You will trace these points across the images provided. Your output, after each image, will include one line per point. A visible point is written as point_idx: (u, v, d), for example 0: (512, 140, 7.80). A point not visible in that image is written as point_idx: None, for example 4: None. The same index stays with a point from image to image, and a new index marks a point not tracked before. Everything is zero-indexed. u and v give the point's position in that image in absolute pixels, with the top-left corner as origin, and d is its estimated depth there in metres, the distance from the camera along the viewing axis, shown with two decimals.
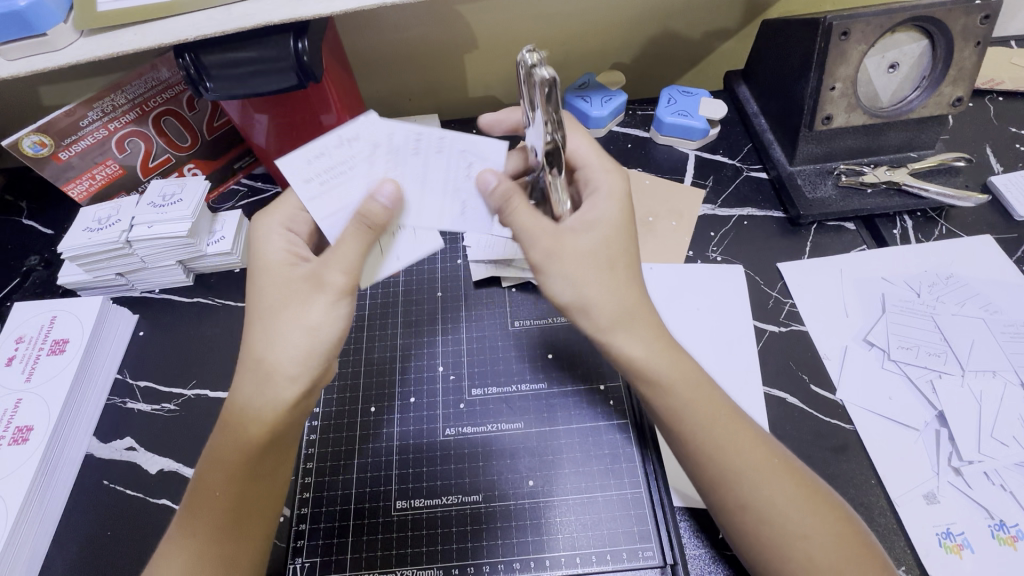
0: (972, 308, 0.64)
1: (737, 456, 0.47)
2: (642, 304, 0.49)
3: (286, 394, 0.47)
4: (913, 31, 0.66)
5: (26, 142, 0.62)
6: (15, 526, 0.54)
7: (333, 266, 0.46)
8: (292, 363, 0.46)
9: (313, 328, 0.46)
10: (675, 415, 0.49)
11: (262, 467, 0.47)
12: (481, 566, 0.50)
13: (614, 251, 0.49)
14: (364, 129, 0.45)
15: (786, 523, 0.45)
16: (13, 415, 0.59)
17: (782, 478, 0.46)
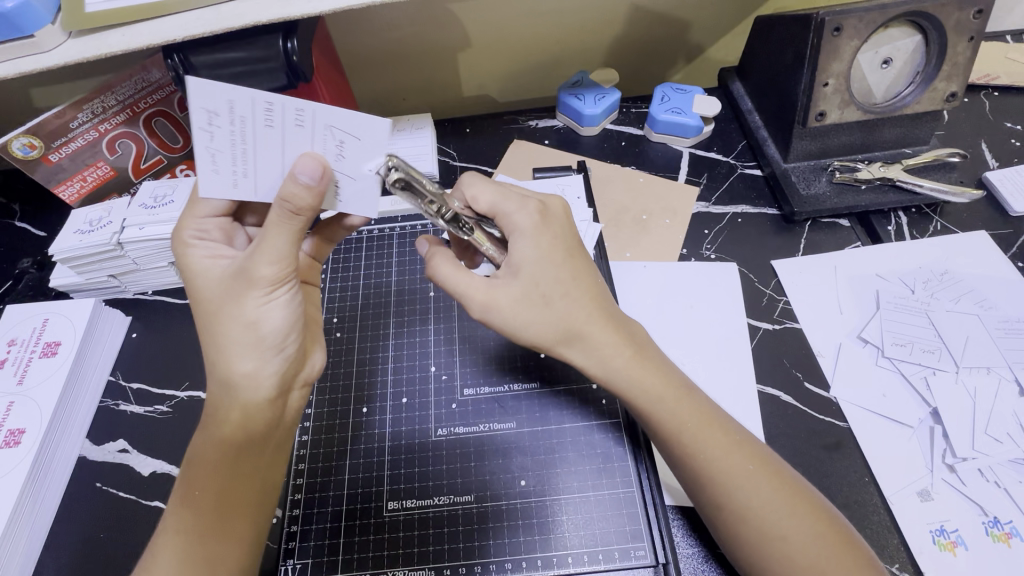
0: (966, 304, 0.64)
1: (705, 451, 0.47)
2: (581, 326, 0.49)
3: (257, 391, 0.47)
4: (907, 26, 0.65)
5: (15, 144, 0.61)
6: (8, 530, 0.54)
7: (261, 259, 0.45)
8: (238, 362, 0.46)
9: (253, 321, 0.46)
10: (661, 417, 0.49)
11: (240, 469, 0.47)
12: (474, 566, 0.50)
13: (546, 285, 0.49)
14: (210, 100, 0.40)
15: (777, 532, 0.45)
16: (5, 418, 0.59)
17: (761, 479, 0.46)
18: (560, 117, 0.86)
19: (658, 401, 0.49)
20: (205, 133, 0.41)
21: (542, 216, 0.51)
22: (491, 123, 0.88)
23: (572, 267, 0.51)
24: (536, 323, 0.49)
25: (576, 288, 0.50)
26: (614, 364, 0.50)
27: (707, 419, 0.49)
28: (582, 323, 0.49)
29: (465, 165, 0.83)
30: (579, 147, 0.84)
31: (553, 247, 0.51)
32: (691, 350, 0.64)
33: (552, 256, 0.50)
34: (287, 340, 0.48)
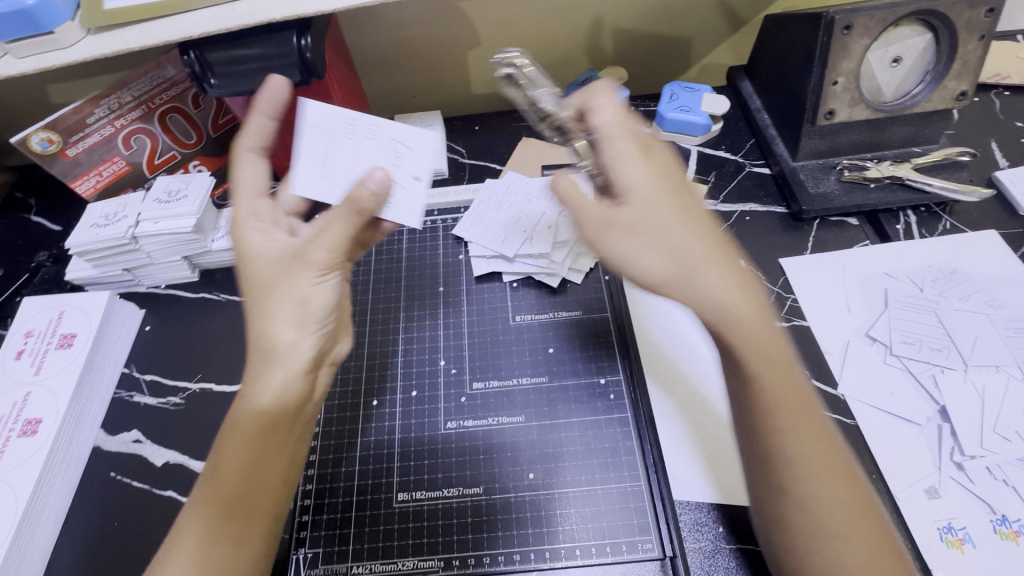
0: (975, 303, 0.64)
1: (784, 433, 0.44)
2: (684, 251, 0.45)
3: (289, 372, 0.47)
4: (917, 25, 0.65)
5: (34, 139, 0.62)
6: (24, 516, 0.55)
7: (319, 244, 0.48)
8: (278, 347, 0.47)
9: (303, 299, 0.48)
10: (763, 386, 0.44)
11: (269, 452, 0.46)
12: (483, 557, 0.50)
13: (654, 216, 0.45)
14: (313, 113, 0.51)
15: (816, 508, 0.43)
16: (23, 408, 0.60)
17: (839, 480, 0.43)
18: None
19: (755, 365, 0.44)
20: (304, 140, 0.50)
21: (646, 146, 0.49)
22: (500, 121, 0.89)
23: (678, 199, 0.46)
24: (642, 253, 0.45)
25: (681, 216, 0.46)
26: (727, 305, 0.44)
27: (802, 400, 0.45)
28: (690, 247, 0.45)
29: (474, 162, 0.84)
30: None
31: (665, 181, 0.47)
32: None
33: (656, 182, 0.47)
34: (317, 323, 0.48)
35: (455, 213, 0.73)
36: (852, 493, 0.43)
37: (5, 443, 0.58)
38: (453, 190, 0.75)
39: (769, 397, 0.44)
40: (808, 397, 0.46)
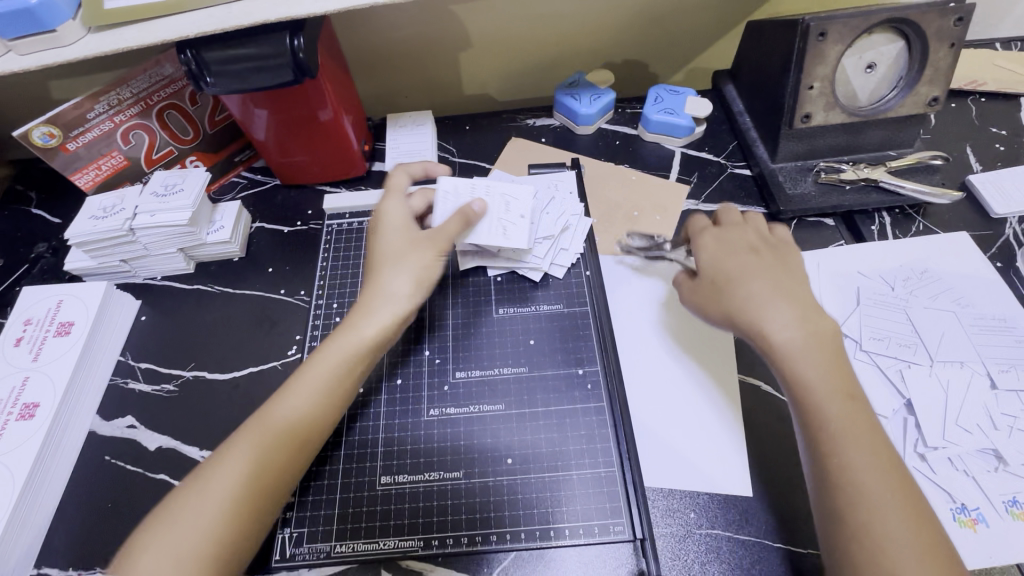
0: (944, 301, 0.66)
1: (852, 467, 0.46)
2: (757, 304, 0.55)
3: (320, 390, 0.54)
4: (889, 33, 0.68)
5: (36, 133, 0.64)
6: (21, 496, 0.57)
7: (446, 231, 0.62)
8: (316, 370, 0.55)
9: (425, 269, 0.61)
10: (830, 418, 0.49)
11: (278, 458, 0.50)
12: (462, 538, 0.52)
13: (730, 277, 0.58)
14: (446, 184, 0.68)
15: (885, 535, 0.43)
16: (21, 392, 0.62)
17: (901, 515, 0.44)
18: (557, 116, 0.89)
19: (829, 400, 0.49)
20: (442, 200, 0.66)
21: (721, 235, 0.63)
22: (491, 121, 0.91)
23: (771, 270, 0.58)
24: (711, 306, 0.59)
25: (760, 279, 0.57)
26: (795, 343, 0.53)
27: (877, 438, 0.48)
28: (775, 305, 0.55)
29: (464, 161, 0.86)
30: (575, 145, 0.87)
31: (749, 253, 0.60)
32: None
33: (727, 250, 0.61)
34: (359, 359, 0.56)
35: None
36: (920, 536, 0.43)
37: (3, 427, 0.60)
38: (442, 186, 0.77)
39: (842, 430, 0.48)
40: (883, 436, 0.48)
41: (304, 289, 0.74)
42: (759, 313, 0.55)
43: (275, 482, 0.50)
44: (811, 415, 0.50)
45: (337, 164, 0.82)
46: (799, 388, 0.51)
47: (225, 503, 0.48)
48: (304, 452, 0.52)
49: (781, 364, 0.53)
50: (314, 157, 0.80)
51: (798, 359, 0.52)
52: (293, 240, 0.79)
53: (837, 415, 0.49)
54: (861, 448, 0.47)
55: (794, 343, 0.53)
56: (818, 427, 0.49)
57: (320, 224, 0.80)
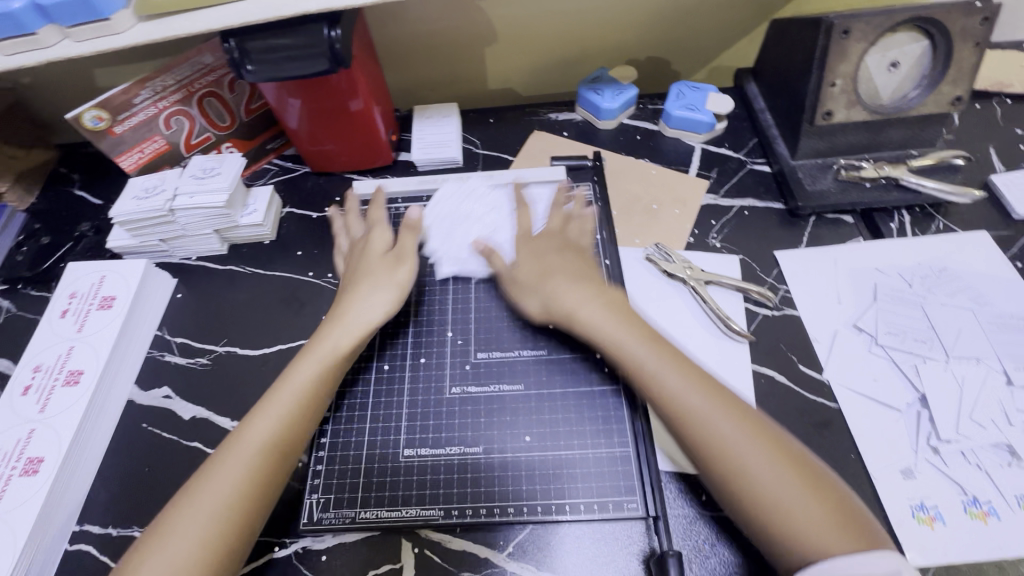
0: (961, 299, 0.66)
1: (743, 458, 0.49)
2: (609, 326, 0.59)
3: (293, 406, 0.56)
4: (913, 32, 0.68)
5: (86, 116, 0.68)
6: (67, 456, 0.60)
7: (407, 250, 0.68)
8: (287, 391, 0.57)
9: (398, 285, 0.65)
10: (707, 425, 0.51)
11: (264, 471, 0.53)
12: (480, 509, 0.55)
13: (556, 288, 0.63)
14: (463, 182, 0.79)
15: (801, 518, 0.46)
16: (66, 360, 0.66)
17: (807, 492, 0.48)
18: (579, 111, 0.91)
19: (703, 405, 0.52)
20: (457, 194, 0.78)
21: (534, 246, 0.68)
22: (514, 115, 0.93)
23: (577, 267, 0.65)
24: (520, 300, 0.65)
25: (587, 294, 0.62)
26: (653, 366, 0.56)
27: (758, 428, 0.51)
28: (602, 320, 0.59)
29: (487, 153, 0.88)
30: (596, 139, 0.88)
31: (573, 270, 0.65)
32: (688, 335, 0.67)
33: (549, 263, 0.65)
34: (310, 390, 0.58)
35: None
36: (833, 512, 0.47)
37: (50, 392, 0.64)
38: (468, 176, 0.81)
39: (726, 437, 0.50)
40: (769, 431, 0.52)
41: (332, 272, 0.77)
42: (593, 319, 0.60)
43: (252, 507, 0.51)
44: (696, 431, 0.52)
45: (364, 154, 0.84)
46: (670, 407, 0.53)
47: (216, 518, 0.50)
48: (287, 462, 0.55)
49: (651, 387, 0.55)
50: (343, 146, 0.82)
51: (666, 377, 0.54)
52: (323, 224, 0.82)
53: (725, 421, 0.51)
54: (744, 443, 0.50)
55: (652, 366, 0.55)
56: (705, 440, 0.51)
57: (347, 210, 0.83)
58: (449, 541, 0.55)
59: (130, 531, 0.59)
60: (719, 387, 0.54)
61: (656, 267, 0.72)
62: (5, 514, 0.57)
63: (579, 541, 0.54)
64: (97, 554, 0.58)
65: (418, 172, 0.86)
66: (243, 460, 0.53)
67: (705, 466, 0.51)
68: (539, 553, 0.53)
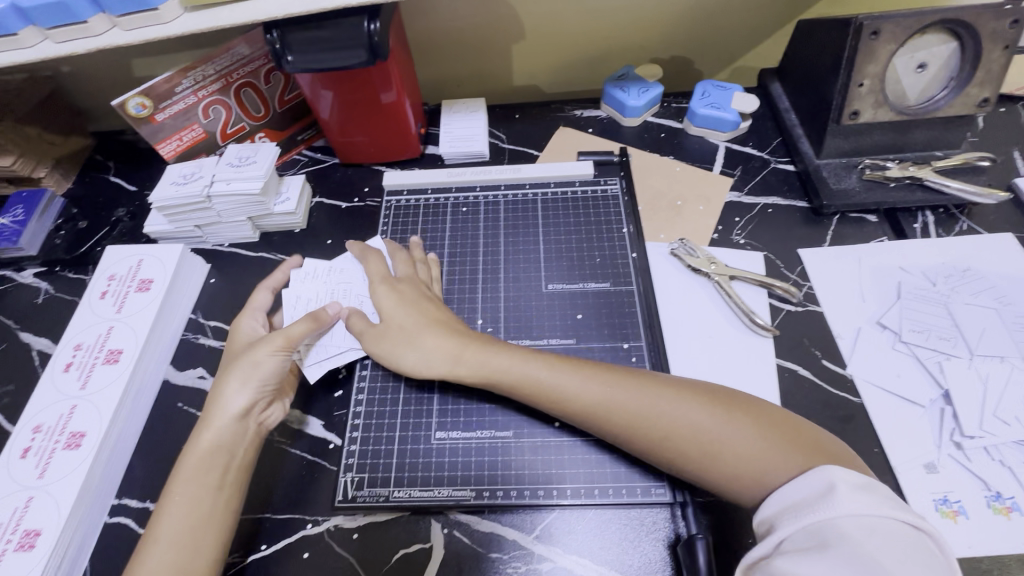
0: (985, 299, 0.67)
1: (670, 421, 0.53)
2: (455, 347, 0.61)
3: (199, 486, 0.53)
4: (942, 33, 0.69)
5: (131, 103, 0.70)
6: (109, 431, 0.62)
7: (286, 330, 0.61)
8: (184, 481, 0.54)
9: (255, 364, 0.59)
10: (624, 405, 0.55)
11: (190, 557, 0.50)
12: (509, 491, 0.57)
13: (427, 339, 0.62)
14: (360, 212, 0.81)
15: (731, 450, 0.51)
16: (106, 339, 0.68)
17: (735, 425, 0.52)
18: (604, 108, 0.92)
19: (612, 394, 0.56)
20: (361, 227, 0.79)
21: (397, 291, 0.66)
22: (539, 111, 0.95)
23: (424, 304, 0.65)
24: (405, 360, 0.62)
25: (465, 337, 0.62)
26: (554, 370, 0.58)
27: (670, 387, 0.56)
28: (447, 347, 0.61)
29: (513, 148, 0.90)
30: (620, 136, 0.90)
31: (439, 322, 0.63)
32: (712, 328, 0.68)
33: (411, 319, 0.63)
34: (210, 457, 0.55)
35: (496, 190, 0.81)
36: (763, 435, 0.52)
37: (91, 369, 0.66)
38: (495, 169, 0.82)
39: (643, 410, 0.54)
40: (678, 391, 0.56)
41: None
42: (442, 348, 0.61)
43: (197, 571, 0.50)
44: (606, 419, 0.55)
45: (393, 146, 0.86)
46: (574, 403, 0.57)
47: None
48: (213, 537, 0.52)
49: (545, 395, 0.58)
50: (371, 138, 0.84)
51: (558, 379, 0.58)
52: (352, 214, 0.83)
53: (637, 395, 0.55)
54: (654, 406, 0.54)
55: (541, 373, 0.58)
56: (620, 423, 0.55)
57: (377, 200, 0.85)
58: (477, 523, 0.56)
59: None
60: (609, 366, 0.59)
61: (681, 262, 0.74)
62: (50, 484, 0.58)
63: (606, 526, 0.55)
64: (135, 527, 0.59)
65: (445, 165, 0.88)
66: (174, 527, 0.51)
67: (629, 441, 0.55)
68: (565, 537, 0.55)
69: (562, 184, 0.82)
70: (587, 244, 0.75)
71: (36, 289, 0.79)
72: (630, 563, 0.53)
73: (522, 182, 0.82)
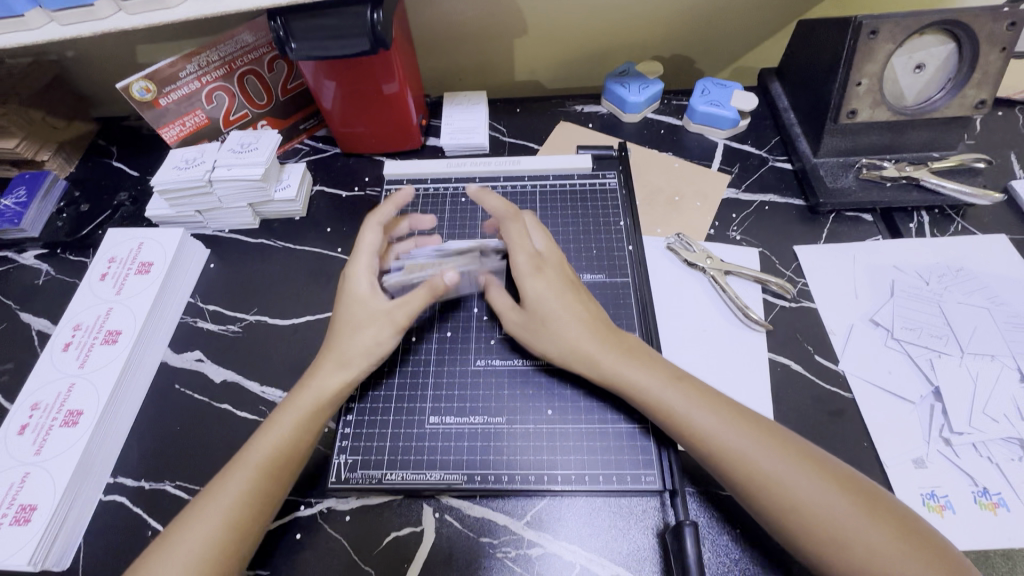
0: (978, 298, 0.67)
1: (795, 489, 0.49)
2: (591, 350, 0.58)
3: (278, 456, 0.54)
4: (940, 34, 0.70)
5: (135, 87, 0.71)
6: (105, 410, 0.63)
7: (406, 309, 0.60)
8: (265, 445, 0.54)
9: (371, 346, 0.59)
10: (757, 464, 0.51)
11: (242, 521, 0.51)
12: (501, 476, 0.57)
13: (552, 314, 0.60)
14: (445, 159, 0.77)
15: (862, 546, 0.46)
16: (105, 321, 0.69)
17: (872, 523, 0.47)
18: (605, 103, 0.93)
19: (747, 442, 0.52)
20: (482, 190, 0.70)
21: (539, 264, 0.63)
22: (540, 105, 0.95)
23: (567, 295, 0.61)
24: (539, 337, 0.61)
25: (581, 320, 0.60)
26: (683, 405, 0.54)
27: (804, 456, 0.51)
28: (585, 348, 0.59)
29: (513, 141, 0.90)
30: (620, 132, 0.90)
31: (575, 303, 0.61)
32: (706, 322, 0.69)
33: (556, 297, 0.61)
34: (293, 442, 0.55)
35: (494, 182, 0.82)
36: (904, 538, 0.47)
37: (90, 349, 0.67)
38: (495, 161, 0.83)
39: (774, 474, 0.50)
40: (814, 457, 0.52)
41: None
42: (579, 347, 0.59)
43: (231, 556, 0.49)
44: (732, 469, 0.51)
45: (394, 137, 0.87)
46: (705, 444, 0.53)
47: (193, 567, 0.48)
48: (269, 511, 0.52)
49: (678, 427, 0.54)
50: (373, 128, 0.85)
51: (693, 414, 0.54)
52: (351, 203, 0.84)
53: (769, 459, 0.51)
54: (789, 471, 0.50)
55: (678, 404, 0.55)
56: (748, 475, 0.51)
57: (376, 190, 0.85)
58: (469, 507, 0.57)
59: (162, 485, 0.61)
60: (753, 417, 0.54)
61: (677, 256, 0.74)
62: (46, 461, 0.59)
63: (596, 513, 0.56)
64: (130, 505, 0.60)
65: (446, 156, 0.89)
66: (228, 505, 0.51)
67: (749, 497, 0.51)
68: (557, 524, 0.55)
69: (561, 177, 0.82)
70: (585, 237, 0.76)
71: (36, 270, 0.79)
72: (618, 550, 0.54)
73: (521, 174, 0.82)
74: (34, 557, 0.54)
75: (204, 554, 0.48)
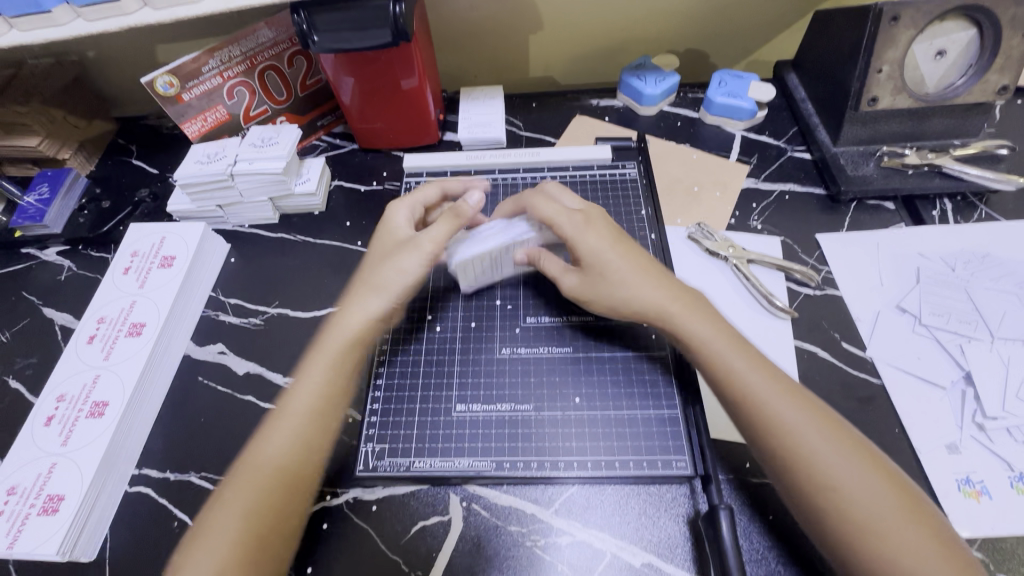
0: (1006, 283, 0.66)
1: (828, 470, 0.49)
2: (660, 305, 0.59)
3: (316, 405, 0.57)
4: (962, 20, 0.69)
5: (159, 81, 0.71)
6: (130, 401, 0.63)
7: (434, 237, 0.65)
8: (301, 394, 0.57)
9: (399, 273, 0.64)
10: (803, 433, 0.50)
11: (290, 468, 0.53)
12: (530, 462, 0.57)
13: (614, 267, 0.61)
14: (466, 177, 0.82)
15: (893, 540, 0.46)
16: (129, 313, 0.69)
17: (912, 523, 0.46)
18: (621, 97, 0.93)
19: (802, 409, 0.52)
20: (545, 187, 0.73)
21: (590, 219, 0.64)
22: (556, 100, 0.96)
23: (620, 245, 0.63)
24: (603, 290, 0.61)
25: (648, 273, 0.61)
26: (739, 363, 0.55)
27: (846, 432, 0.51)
28: (650, 299, 0.60)
29: (530, 135, 0.91)
30: (636, 125, 0.90)
31: (637, 258, 0.62)
32: (731, 310, 0.69)
33: (612, 246, 0.62)
34: (326, 397, 0.58)
35: (513, 173, 0.83)
36: (934, 539, 0.46)
37: (114, 341, 0.67)
38: (514, 153, 0.84)
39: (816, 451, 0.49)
40: (856, 439, 0.51)
41: None
42: (646, 297, 0.60)
43: (280, 511, 0.50)
44: (778, 437, 0.51)
45: (410, 133, 0.87)
46: (753, 406, 0.53)
47: (257, 512, 0.49)
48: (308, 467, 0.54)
49: (733, 386, 0.54)
50: (391, 124, 0.85)
51: (748, 375, 0.54)
52: (370, 197, 0.84)
53: (816, 435, 0.50)
54: (833, 453, 0.49)
55: (736, 360, 0.55)
56: (793, 449, 0.50)
57: (395, 184, 0.86)
58: (496, 496, 0.56)
59: (187, 476, 0.61)
60: (803, 391, 0.54)
61: (698, 245, 0.74)
62: (73, 452, 0.59)
63: (626, 501, 0.55)
64: (155, 496, 0.60)
65: (463, 151, 0.89)
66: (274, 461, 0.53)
67: (787, 468, 0.50)
68: (585, 512, 0.55)
69: (580, 169, 0.83)
70: None
71: (58, 267, 0.80)
72: (650, 538, 0.53)
73: (540, 166, 0.83)
74: (63, 547, 0.54)
75: (261, 500, 0.50)
